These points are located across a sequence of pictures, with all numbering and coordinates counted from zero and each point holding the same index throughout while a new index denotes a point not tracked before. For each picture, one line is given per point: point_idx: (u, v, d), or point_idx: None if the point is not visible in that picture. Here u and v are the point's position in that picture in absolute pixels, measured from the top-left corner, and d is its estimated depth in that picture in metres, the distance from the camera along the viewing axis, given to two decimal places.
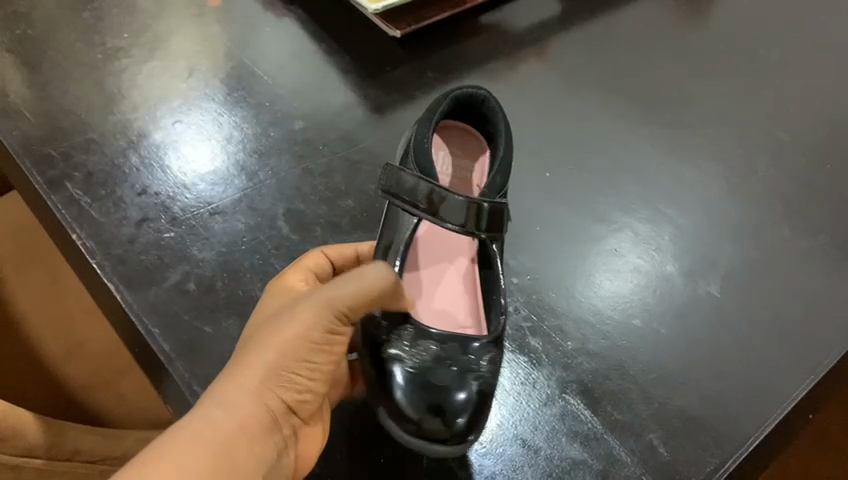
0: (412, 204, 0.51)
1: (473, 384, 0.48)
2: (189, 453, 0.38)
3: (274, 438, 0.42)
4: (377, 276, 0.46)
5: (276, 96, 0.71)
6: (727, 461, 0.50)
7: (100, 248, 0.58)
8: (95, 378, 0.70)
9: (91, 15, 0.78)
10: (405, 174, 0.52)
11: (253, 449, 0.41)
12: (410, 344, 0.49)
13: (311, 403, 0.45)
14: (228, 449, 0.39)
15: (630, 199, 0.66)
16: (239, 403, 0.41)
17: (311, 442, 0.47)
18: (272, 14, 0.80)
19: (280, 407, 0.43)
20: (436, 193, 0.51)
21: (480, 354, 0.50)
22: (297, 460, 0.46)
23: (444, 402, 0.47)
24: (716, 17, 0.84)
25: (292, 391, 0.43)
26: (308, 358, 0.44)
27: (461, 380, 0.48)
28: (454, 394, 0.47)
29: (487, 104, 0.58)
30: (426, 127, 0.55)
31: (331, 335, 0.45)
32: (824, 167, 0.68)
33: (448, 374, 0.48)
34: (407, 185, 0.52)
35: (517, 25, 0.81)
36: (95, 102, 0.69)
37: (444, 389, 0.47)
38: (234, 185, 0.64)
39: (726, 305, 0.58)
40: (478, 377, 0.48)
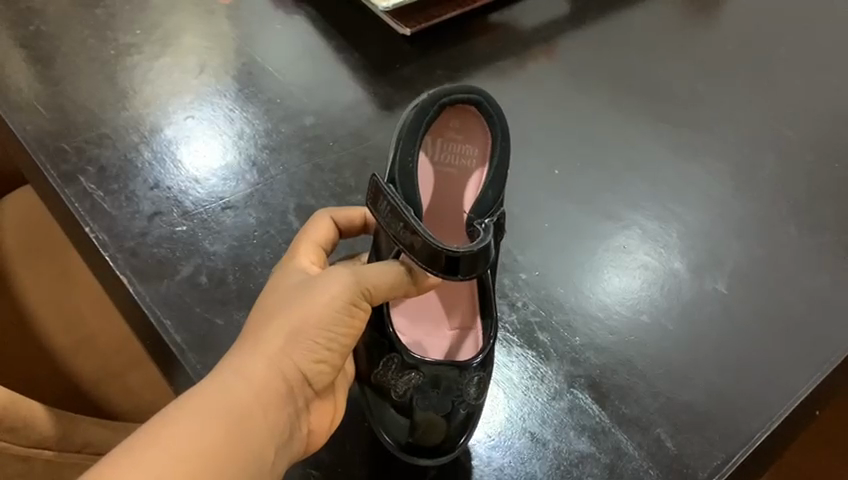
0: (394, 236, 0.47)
1: (460, 408, 0.48)
2: (200, 418, 0.39)
3: (287, 407, 0.43)
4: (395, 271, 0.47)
5: (286, 92, 0.72)
6: (733, 456, 0.50)
7: (112, 241, 0.59)
8: (105, 371, 0.71)
9: (103, 12, 0.78)
10: (384, 201, 0.48)
11: (265, 417, 0.41)
12: (397, 370, 0.48)
13: (328, 376, 0.46)
14: (240, 415, 0.40)
15: (637, 196, 0.66)
16: (253, 372, 0.42)
17: (323, 413, 0.48)
18: (282, 11, 0.80)
19: (296, 375, 0.43)
20: (409, 228, 0.45)
21: (468, 376, 0.49)
22: (311, 433, 0.47)
23: (433, 427, 0.48)
24: (723, 16, 0.84)
25: (308, 362, 0.44)
26: (329, 330, 0.44)
27: (448, 406, 0.48)
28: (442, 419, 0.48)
29: (483, 108, 0.52)
30: (409, 148, 0.51)
31: (352, 313, 0.45)
32: (832, 165, 0.68)
33: (434, 398, 0.48)
34: (387, 213, 0.47)
35: (526, 24, 0.81)
36: (107, 97, 0.70)
37: (432, 416, 0.48)
38: (245, 180, 0.64)
39: (732, 301, 0.58)
40: (464, 401, 0.48)
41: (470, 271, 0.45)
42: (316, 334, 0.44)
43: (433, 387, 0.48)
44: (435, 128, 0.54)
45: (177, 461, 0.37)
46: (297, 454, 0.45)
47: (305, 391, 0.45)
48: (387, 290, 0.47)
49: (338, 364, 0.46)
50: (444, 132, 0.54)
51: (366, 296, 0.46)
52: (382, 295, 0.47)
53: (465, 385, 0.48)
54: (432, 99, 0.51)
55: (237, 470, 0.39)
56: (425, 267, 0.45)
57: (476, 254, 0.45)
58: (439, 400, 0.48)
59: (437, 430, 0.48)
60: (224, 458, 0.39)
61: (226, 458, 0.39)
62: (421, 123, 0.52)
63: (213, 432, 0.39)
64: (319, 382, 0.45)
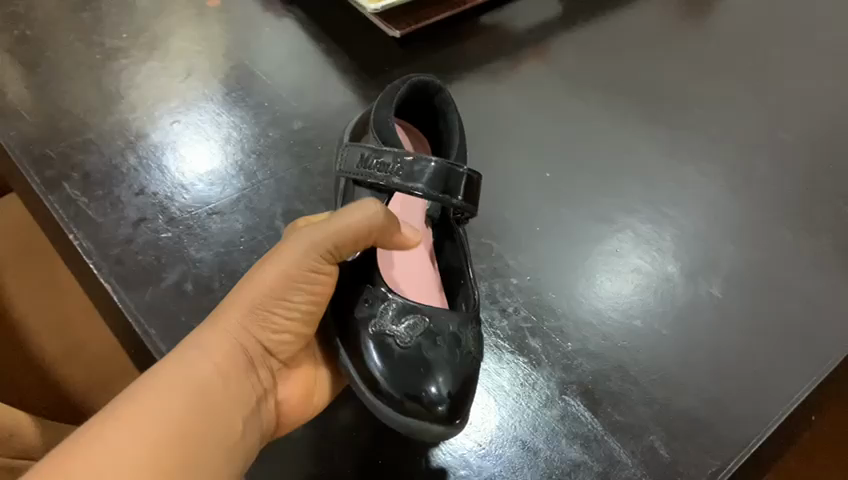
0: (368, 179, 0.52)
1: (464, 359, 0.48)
2: (170, 390, 0.40)
3: (250, 377, 0.45)
4: (365, 215, 0.48)
5: (274, 95, 0.71)
6: (728, 463, 0.49)
7: (97, 248, 0.58)
8: (92, 380, 0.70)
9: (89, 16, 0.78)
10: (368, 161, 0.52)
11: (231, 386, 0.43)
12: (394, 319, 0.48)
13: (289, 346, 0.48)
14: (207, 383, 0.41)
15: (630, 198, 0.65)
16: (215, 344, 0.43)
17: (293, 387, 0.49)
18: (272, 14, 0.79)
19: (254, 345, 0.45)
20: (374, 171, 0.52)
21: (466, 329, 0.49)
22: (279, 408, 0.48)
23: (440, 376, 0.46)
24: (716, 18, 0.83)
25: (266, 330, 0.46)
26: (281, 297, 0.46)
27: (452, 358, 0.47)
28: (434, 376, 0.46)
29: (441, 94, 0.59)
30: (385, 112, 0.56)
31: (312, 275, 0.46)
32: (826, 168, 0.67)
33: (436, 351, 0.47)
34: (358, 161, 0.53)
35: (517, 26, 0.81)
36: (93, 101, 0.69)
37: (439, 368, 0.47)
38: (232, 186, 0.63)
39: (723, 307, 0.57)
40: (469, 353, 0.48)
41: (406, 178, 0.51)
42: (268, 303, 0.46)
43: (436, 338, 0.48)
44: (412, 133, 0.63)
45: (151, 434, 0.37)
46: (268, 433, 0.46)
47: (266, 361, 0.47)
48: (349, 243, 0.48)
49: (302, 336, 0.48)
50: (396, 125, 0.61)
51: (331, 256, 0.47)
52: (346, 247, 0.48)
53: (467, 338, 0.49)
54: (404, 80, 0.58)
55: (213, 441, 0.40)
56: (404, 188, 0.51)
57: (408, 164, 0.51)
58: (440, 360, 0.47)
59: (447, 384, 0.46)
60: (195, 427, 0.39)
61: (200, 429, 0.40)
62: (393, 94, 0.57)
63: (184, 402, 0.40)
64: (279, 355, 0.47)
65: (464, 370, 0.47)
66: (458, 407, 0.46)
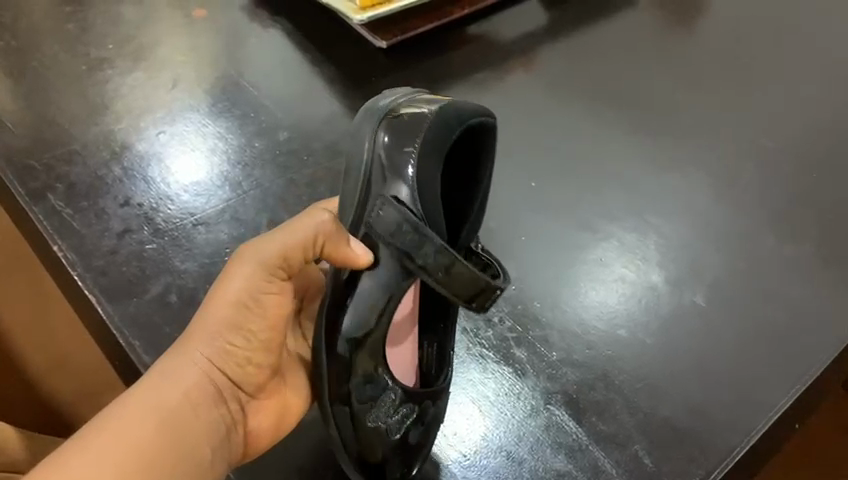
0: (399, 251, 0.46)
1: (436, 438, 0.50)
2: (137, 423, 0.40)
3: (219, 408, 0.45)
4: (310, 220, 0.47)
5: (261, 106, 0.71)
6: (712, 471, 0.49)
7: (81, 259, 0.58)
8: (76, 395, 0.71)
9: (75, 26, 0.78)
10: (408, 229, 0.46)
11: (199, 415, 0.43)
12: (393, 406, 0.48)
13: (255, 373, 0.47)
14: (175, 415, 0.41)
15: (615, 207, 0.66)
16: (181, 374, 0.43)
17: (262, 414, 0.49)
18: (258, 24, 0.80)
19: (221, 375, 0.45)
20: (412, 251, 0.46)
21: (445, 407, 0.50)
22: (247, 436, 0.48)
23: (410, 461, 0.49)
24: (700, 27, 0.84)
25: (231, 360, 0.45)
26: (242, 324, 0.46)
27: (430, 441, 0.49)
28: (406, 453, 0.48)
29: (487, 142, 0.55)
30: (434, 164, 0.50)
31: (266, 293, 0.46)
32: (810, 176, 0.68)
33: (416, 433, 0.48)
34: (388, 220, 0.47)
35: (503, 35, 0.81)
36: (78, 112, 0.69)
37: (417, 454, 0.49)
38: (217, 196, 0.63)
39: (707, 315, 0.58)
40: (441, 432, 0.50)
41: (439, 276, 0.45)
42: (231, 332, 0.45)
43: (421, 424, 0.48)
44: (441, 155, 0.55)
45: (118, 462, 0.38)
46: (235, 461, 0.46)
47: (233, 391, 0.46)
48: (297, 254, 0.47)
49: (267, 362, 0.48)
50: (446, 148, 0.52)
51: (278, 270, 0.47)
52: (293, 257, 0.47)
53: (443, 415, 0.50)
54: (462, 118, 0.52)
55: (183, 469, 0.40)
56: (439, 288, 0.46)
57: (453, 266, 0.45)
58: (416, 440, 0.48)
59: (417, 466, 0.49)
60: (166, 458, 0.40)
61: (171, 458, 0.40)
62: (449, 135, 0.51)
63: (152, 430, 0.40)
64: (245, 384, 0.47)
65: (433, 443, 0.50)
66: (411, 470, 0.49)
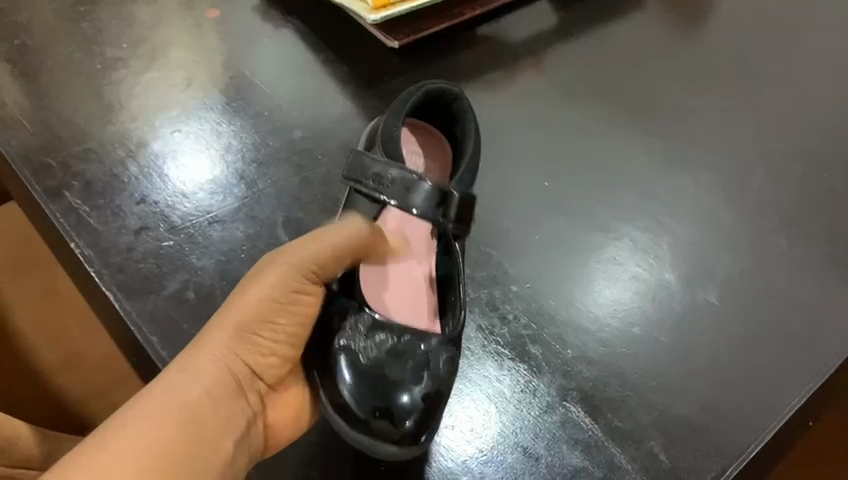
0: (371, 187, 0.53)
1: (429, 380, 0.48)
2: (158, 420, 0.40)
3: (241, 400, 0.45)
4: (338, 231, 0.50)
5: (274, 105, 0.72)
6: (727, 469, 0.49)
7: (98, 256, 0.58)
8: (89, 391, 0.71)
9: (89, 26, 0.78)
10: (375, 165, 0.54)
11: (221, 409, 0.43)
12: (366, 336, 0.49)
13: (277, 367, 0.48)
14: (195, 410, 0.42)
15: (628, 207, 0.66)
16: (205, 366, 0.44)
17: (283, 407, 0.49)
18: (271, 25, 0.80)
19: (242, 368, 0.45)
20: (382, 181, 0.53)
21: (437, 350, 0.50)
22: (268, 429, 0.48)
23: (391, 400, 0.47)
24: (709, 29, 0.84)
25: (252, 354, 0.46)
26: (268, 317, 0.46)
27: (415, 378, 0.48)
28: (408, 398, 0.47)
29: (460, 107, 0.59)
30: (398, 117, 0.56)
31: (293, 295, 0.48)
32: (820, 177, 0.68)
33: (398, 369, 0.48)
34: (360, 164, 0.54)
35: (513, 37, 0.81)
36: (94, 110, 0.69)
37: (395, 388, 0.47)
38: (232, 194, 0.64)
39: (720, 314, 0.58)
40: (434, 374, 0.49)
41: (405, 194, 0.53)
42: (254, 325, 0.46)
43: (401, 356, 0.49)
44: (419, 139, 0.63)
45: (139, 459, 0.38)
46: (256, 453, 0.46)
47: (255, 383, 0.47)
48: (326, 260, 0.49)
49: (288, 355, 0.48)
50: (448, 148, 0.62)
51: (307, 275, 0.48)
52: (324, 264, 0.49)
53: (434, 357, 0.49)
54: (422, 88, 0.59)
55: (206, 464, 0.41)
56: (409, 206, 0.53)
57: (413, 181, 0.53)
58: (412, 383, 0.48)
59: (404, 407, 0.47)
60: (186, 453, 0.40)
61: (195, 452, 0.40)
62: (409, 99, 0.58)
63: (175, 424, 0.40)
64: (268, 377, 0.47)
65: (428, 387, 0.48)
66: (424, 425, 0.47)
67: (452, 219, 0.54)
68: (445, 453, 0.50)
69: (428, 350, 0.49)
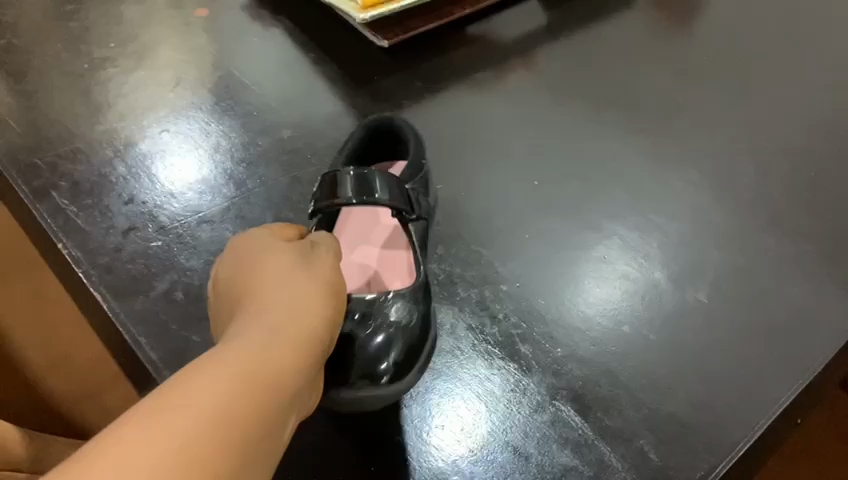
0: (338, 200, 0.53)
1: (385, 330, 0.49)
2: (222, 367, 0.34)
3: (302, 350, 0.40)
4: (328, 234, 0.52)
5: (263, 105, 0.71)
6: (717, 466, 0.50)
7: (86, 257, 0.58)
8: (79, 392, 0.71)
9: (76, 25, 0.78)
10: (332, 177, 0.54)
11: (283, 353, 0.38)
12: None
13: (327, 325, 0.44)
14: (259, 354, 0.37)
15: (617, 206, 0.66)
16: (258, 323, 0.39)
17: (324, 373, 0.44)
18: (260, 24, 0.80)
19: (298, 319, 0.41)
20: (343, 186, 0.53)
21: (390, 302, 0.51)
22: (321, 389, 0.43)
23: (358, 356, 0.48)
24: (699, 28, 0.85)
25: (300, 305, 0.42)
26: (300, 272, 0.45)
27: (370, 329, 0.49)
28: (385, 356, 0.48)
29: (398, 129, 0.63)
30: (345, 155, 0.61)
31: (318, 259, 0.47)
32: (809, 175, 0.69)
33: (353, 327, 0.49)
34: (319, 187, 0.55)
35: (503, 37, 0.82)
36: (81, 110, 0.69)
37: (356, 343, 0.48)
38: (221, 194, 0.63)
39: (709, 312, 0.58)
40: (387, 323, 0.50)
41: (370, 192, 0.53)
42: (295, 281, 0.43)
43: (354, 316, 0.50)
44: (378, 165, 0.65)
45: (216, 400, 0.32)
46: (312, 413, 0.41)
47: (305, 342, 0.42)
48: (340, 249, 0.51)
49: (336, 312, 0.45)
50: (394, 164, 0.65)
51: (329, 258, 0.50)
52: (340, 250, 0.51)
53: (386, 309, 0.51)
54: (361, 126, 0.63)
55: (254, 419, 0.33)
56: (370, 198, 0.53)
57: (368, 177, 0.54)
58: (385, 342, 0.49)
59: (362, 355, 0.48)
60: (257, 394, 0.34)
61: (240, 401, 0.33)
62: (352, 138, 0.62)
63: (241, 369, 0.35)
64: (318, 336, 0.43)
65: (384, 333, 0.49)
66: (399, 378, 0.48)
67: (408, 208, 0.55)
68: (436, 453, 0.50)
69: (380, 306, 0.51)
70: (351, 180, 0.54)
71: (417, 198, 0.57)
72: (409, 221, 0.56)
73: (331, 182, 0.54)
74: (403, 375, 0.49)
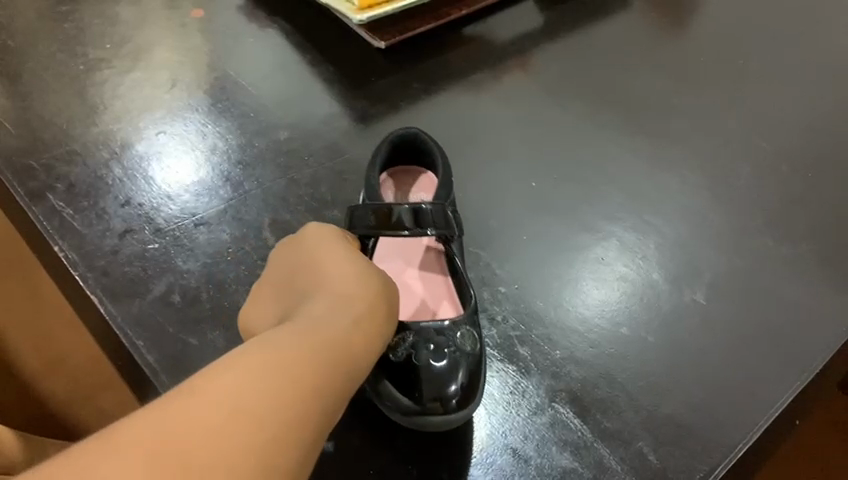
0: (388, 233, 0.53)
1: (456, 360, 0.49)
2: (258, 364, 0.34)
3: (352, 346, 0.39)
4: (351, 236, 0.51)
5: (260, 106, 0.71)
6: (716, 468, 0.50)
7: (82, 260, 0.57)
8: (75, 391, 0.74)
9: (71, 26, 0.77)
10: (373, 209, 0.54)
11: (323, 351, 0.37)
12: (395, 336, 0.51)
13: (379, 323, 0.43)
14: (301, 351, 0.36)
15: (614, 207, 0.66)
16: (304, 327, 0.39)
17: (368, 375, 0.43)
18: (256, 24, 0.80)
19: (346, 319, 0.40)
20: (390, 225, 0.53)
21: (456, 329, 0.51)
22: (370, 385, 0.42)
23: (433, 385, 0.48)
24: (693, 28, 0.85)
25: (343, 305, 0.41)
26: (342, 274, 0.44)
27: (442, 359, 0.49)
28: (454, 376, 0.49)
29: (420, 139, 0.60)
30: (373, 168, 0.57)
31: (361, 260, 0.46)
32: (804, 175, 0.69)
33: (426, 355, 0.50)
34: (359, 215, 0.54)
35: (499, 37, 0.81)
36: (77, 111, 0.69)
37: (429, 374, 0.49)
38: (218, 196, 0.63)
39: (707, 314, 0.58)
40: (458, 352, 0.50)
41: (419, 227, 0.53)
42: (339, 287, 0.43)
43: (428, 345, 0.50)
44: (397, 179, 0.62)
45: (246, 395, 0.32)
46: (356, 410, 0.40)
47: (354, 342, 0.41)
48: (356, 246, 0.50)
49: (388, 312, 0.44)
50: (419, 174, 0.63)
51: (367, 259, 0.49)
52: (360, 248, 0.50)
53: (455, 338, 0.51)
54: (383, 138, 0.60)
55: (274, 419, 0.32)
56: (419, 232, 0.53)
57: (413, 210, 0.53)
58: (455, 363, 0.49)
59: (438, 383, 0.48)
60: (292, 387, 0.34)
61: (272, 394, 0.33)
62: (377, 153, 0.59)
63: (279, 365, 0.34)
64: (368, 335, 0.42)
65: (456, 361, 0.49)
66: (471, 400, 0.48)
67: (454, 230, 0.55)
68: (438, 456, 0.49)
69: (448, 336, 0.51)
70: (406, 214, 0.53)
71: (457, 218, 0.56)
72: (451, 241, 0.56)
73: (384, 216, 0.53)
74: (475, 397, 0.49)
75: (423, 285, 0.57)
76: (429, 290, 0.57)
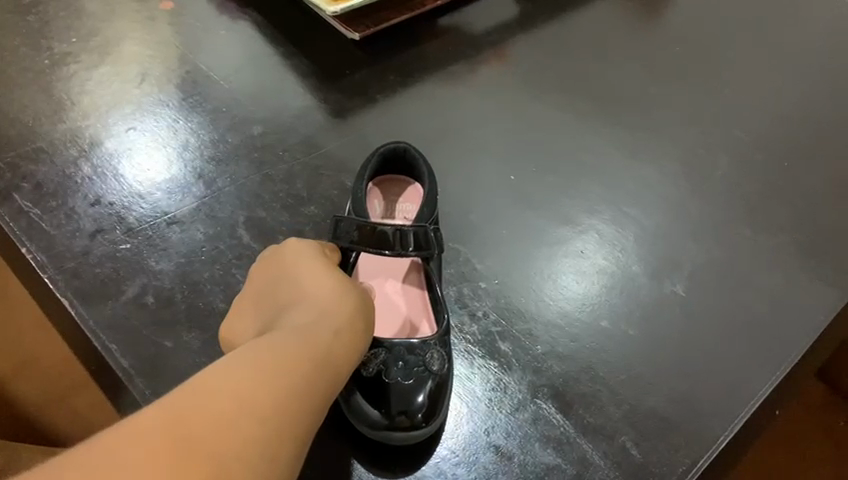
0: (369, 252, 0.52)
1: (428, 383, 0.49)
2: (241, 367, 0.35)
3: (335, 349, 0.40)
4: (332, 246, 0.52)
5: (233, 101, 0.70)
6: (698, 462, 0.49)
7: (52, 262, 0.56)
8: (49, 394, 0.72)
9: (35, 19, 0.75)
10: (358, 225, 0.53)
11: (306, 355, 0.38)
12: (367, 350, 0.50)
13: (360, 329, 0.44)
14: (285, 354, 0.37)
15: (593, 199, 0.66)
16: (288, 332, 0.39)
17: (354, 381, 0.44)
18: (227, 16, 0.78)
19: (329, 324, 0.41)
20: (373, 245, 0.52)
21: (428, 350, 0.50)
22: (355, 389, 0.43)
23: (399, 402, 0.48)
24: (669, 17, 0.85)
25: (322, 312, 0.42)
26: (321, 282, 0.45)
27: (411, 378, 0.49)
28: (421, 389, 0.48)
29: (409, 153, 0.59)
30: (360, 180, 0.56)
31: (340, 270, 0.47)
32: (782, 165, 0.69)
33: (397, 373, 0.49)
34: (344, 229, 0.53)
35: (475, 27, 0.81)
36: (42, 108, 0.67)
37: (398, 391, 0.48)
38: (191, 194, 0.62)
39: (686, 306, 0.58)
40: (430, 374, 0.49)
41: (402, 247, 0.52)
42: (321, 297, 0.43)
43: (397, 361, 0.49)
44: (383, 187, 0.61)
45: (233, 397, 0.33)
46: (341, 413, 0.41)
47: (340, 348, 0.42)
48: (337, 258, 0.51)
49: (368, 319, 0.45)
50: (405, 184, 0.61)
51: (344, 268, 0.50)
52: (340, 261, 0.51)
53: (427, 358, 0.50)
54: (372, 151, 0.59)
55: (259, 417, 0.33)
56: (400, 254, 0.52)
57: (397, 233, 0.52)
58: (422, 380, 0.49)
59: (406, 401, 0.48)
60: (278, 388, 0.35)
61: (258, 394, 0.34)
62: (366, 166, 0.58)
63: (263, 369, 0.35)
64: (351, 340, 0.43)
65: (424, 379, 0.49)
66: (434, 415, 0.48)
67: (435, 249, 0.54)
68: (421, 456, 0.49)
69: (420, 354, 0.50)
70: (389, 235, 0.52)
71: (437, 237, 0.55)
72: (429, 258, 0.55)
73: (368, 232, 0.52)
74: (439, 412, 0.49)
75: (404, 300, 0.56)
76: (409, 307, 0.56)
